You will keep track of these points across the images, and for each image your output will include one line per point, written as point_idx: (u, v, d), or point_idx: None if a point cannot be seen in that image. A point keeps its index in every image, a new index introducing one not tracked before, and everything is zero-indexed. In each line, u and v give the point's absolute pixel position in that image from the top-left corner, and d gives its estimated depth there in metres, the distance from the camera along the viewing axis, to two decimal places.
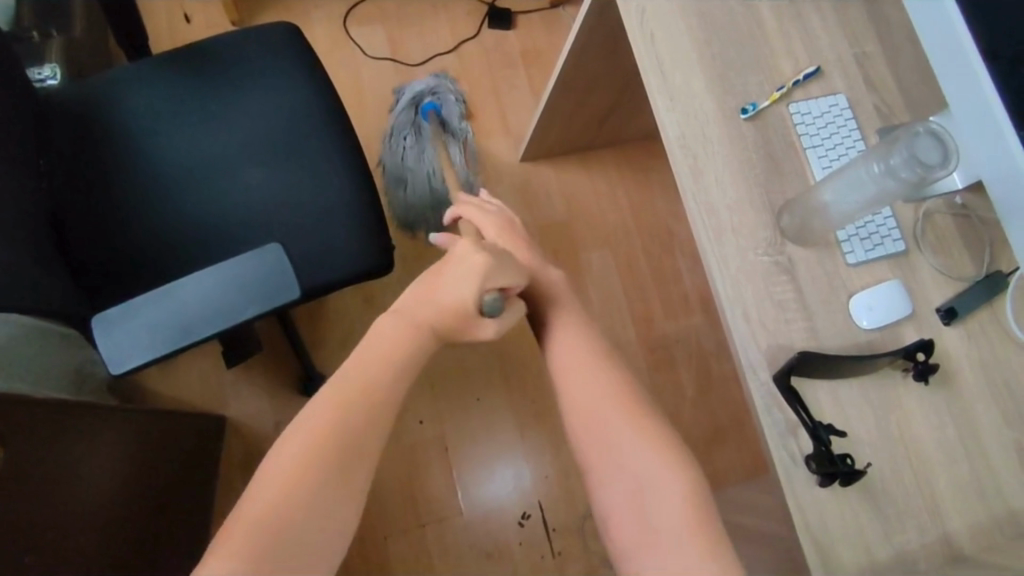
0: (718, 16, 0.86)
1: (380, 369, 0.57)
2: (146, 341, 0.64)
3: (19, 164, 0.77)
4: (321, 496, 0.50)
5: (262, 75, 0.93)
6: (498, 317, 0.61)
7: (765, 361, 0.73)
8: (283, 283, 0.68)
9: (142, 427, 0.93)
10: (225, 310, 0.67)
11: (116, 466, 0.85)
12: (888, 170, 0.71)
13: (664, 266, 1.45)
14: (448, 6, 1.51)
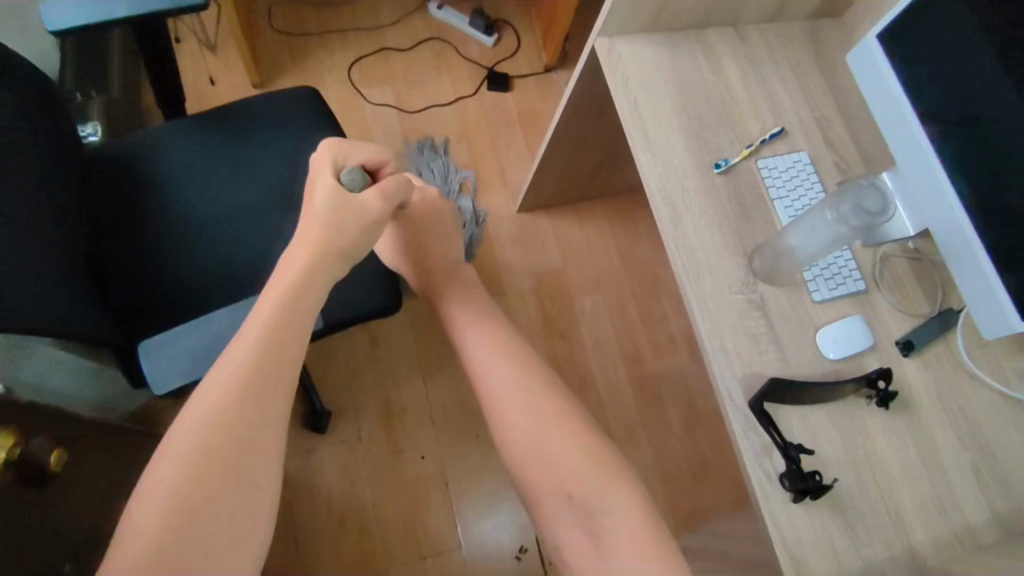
0: (693, 84, 0.98)
1: (272, 328, 0.62)
2: (187, 365, 0.71)
3: (66, 206, 0.84)
4: (235, 452, 0.54)
5: (287, 134, 1.03)
6: (363, 185, 0.76)
7: (741, 388, 0.81)
8: None
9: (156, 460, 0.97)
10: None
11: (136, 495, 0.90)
12: (840, 217, 0.82)
13: (652, 308, 1.54)
14: (451, 71, 1.64)
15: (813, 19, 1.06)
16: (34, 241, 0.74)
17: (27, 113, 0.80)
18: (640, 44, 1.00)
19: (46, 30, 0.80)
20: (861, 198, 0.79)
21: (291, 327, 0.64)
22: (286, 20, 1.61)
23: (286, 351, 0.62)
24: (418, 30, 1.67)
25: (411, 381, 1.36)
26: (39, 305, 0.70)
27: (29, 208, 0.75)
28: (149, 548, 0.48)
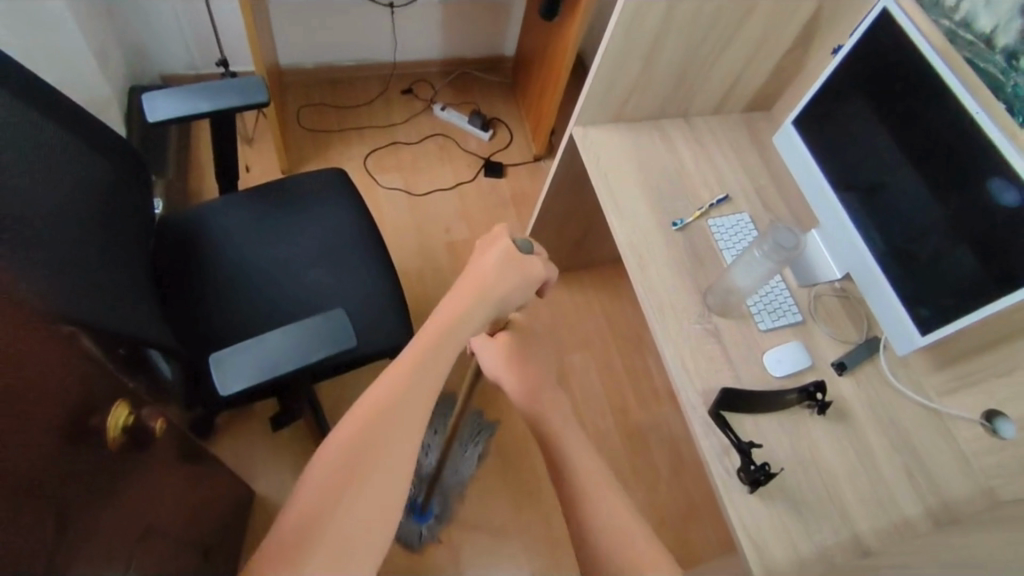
0: (653, 162, 1.21)
1: (420, 351, 0.76)
2: (245, 374, 0.84)
3: (141, 249, 0.99)
4: (376, 440, 0.67)
5: (320, 204, 1.22)
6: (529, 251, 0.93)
7: (702, 400, 0.97)
8: (342, 335, 0.89)
9: (204, 491, 1.07)
10: (303, 352, 0.86)
11: (192, 516, 1.01)
12: (766, 254, 0.99)
13: (635, 363, 1.70)
14: (453, 160, 1.90)
15: (749, 112, 1.32)
16: (119, 272, 0.89)
17: (124, 175, 0.97)
18: (609, 132, 1.24)
19: (148, 120, 1.03)
20: (779, 237, 0.97)
21: (436, 353, 0.77)
22: (313, 119, 1.88)
23: (429, 370, 0.75)
24: (425, 127, 1.94)
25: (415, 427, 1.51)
26: (121, 318, 0.83)
27: (117, 247, 0.91)
28: (294, 519, 0.60)
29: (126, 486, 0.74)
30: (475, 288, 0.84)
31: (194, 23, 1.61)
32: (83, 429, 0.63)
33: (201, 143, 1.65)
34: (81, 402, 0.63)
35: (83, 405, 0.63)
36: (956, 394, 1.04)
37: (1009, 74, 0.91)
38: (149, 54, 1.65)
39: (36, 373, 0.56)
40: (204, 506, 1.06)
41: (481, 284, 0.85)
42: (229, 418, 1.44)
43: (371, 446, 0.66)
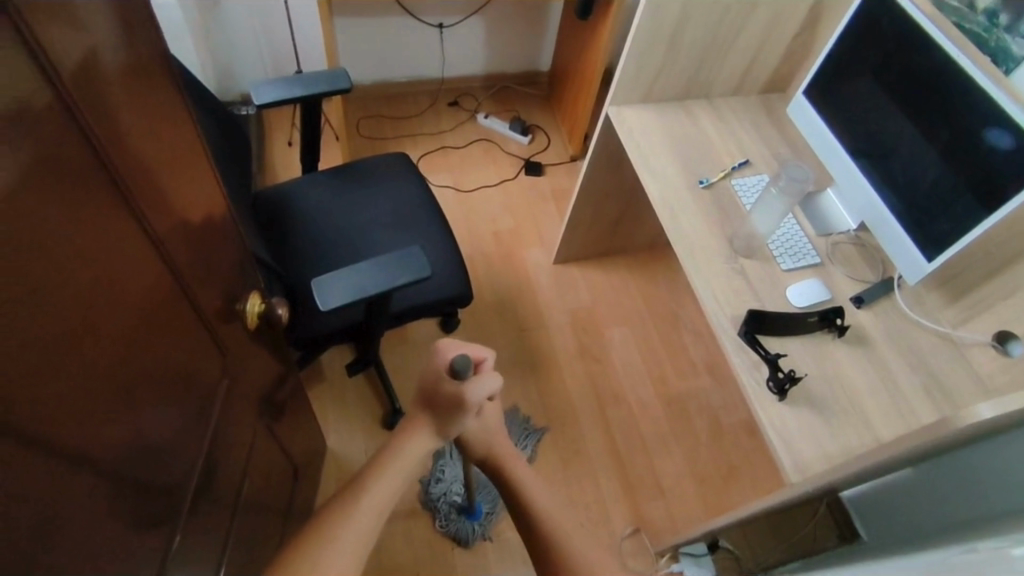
0: (681, 135, 1.37)
1: (381, 477, 0.78)
2: (343, 292, 0.98)
3: (237, 200, 1.14)
4: (320, 538, 0.70)
5: (391, 180, 1.35)
6: (466, 367, 0.81)
7: (732, 325, 1.10)
8: (419, 264, 1.03)
9: (295, 425, 1.24)
10: (388, 277, 1.01)
11: (283, 443, 1.18)
12: (780, 189, 1.17)
13: (672, 338, 1.81)
14: (497, 161, 2.09)
15: (766, 93, 1.48)
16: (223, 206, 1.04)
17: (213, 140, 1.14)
18: (641, 111, 1.41)
19: (256, 103, 1.23)
20: (793, 172, 1.16)
21: (395, 482, 0.79)
22: (371, 129, 2.10)
23: (384, 492, 0.77)
24: (470, 134, 2.15)
25: None
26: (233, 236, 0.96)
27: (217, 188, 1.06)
28: None
29: (243, 375, 0.91)
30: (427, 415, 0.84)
31: (274, 45, 1.86)
32: (229, 311, 0.82)
33: (277, 149, 1.88)
34: (229, 309, 0.83)
35: (226, 340, 0.83)
36: (970, 323, 1.12)
37: (991, 31, 1.05)
38: (235, 74, 1.90)
39: (196, 326, 0.74)
40: (292, 435, 1.23)
41: (429, 405, 0.84)
42: (305, 383, 1.60)
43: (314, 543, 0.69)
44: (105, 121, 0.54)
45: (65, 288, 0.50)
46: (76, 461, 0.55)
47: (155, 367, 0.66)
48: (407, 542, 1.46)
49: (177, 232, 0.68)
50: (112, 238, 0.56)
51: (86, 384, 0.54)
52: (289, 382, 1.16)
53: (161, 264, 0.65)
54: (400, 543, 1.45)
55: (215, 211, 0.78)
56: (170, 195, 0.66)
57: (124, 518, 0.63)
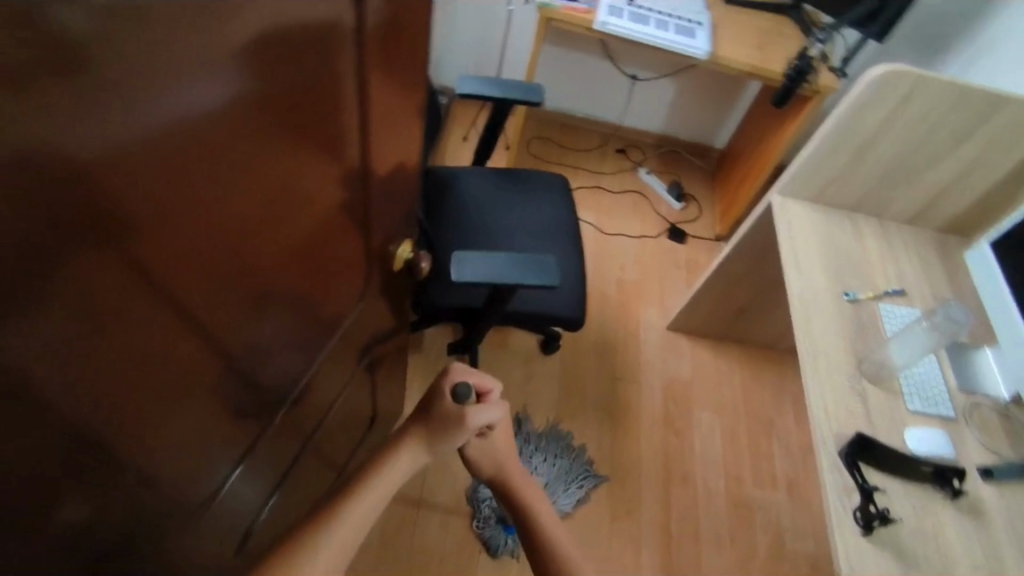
0: (840, 244, 1.33)
1: (379, 485, 0.83)
2: (474, 273, 1.03)
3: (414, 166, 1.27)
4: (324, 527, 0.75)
5: (546, 197, 1.43)
6: (467, 394, 0.84)
7: (835, 443, 1.05)
8: (550, 272, 1.05)
9: (386, 379, 1.33)
10: (519, 275, 1.04)
11: (372, 391, 1.26)
12: (932, 324, 1.09)
13: (761, 443, 1.72)
14: (644, 215, 2.12)
15: (947, 233, 1.40)
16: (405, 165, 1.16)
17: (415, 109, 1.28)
18: (807, 208, 1.39)
19: (459, 90, 1.36)
20: (952, 312, 1.08)
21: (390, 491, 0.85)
22: (539, 150, 2.22)
23: (383, 499, 0.83)
24: (627, 183, 2.20)
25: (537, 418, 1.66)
26: None
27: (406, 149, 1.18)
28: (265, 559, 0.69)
29: (369, 313, 1.01)
30: (421, 437, 0.88)
31: (484, 52, 2.05)
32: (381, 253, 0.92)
33: (452, 140, 2.04)
34: (381, 252, 0.92)
35: (365, 272, 0.92)
36: None
37: None
38: (442, 66, 2.11)
39: (325, 273, 0.79)
40: (380, 387, 1.32)
41: (424, 426, 0.89)
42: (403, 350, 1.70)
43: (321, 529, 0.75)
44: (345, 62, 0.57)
45: (245, 200, 0.54)
46: (199, 355, 0.59)
47: (284, 294, 0.71)
48: (438, 529, 1.49)
49: (363, 170, 0.74)
50: (298, 170, 0.60)
51: (234, 288, 0.59)
52: (396, 338, 1.25)
53: (335, 192, 0.70)
54: (433, 528, 1.49)
55: (402, 164, 0.86)
56: (373, 140, 0.72)
57: (221, 409, 0.68)
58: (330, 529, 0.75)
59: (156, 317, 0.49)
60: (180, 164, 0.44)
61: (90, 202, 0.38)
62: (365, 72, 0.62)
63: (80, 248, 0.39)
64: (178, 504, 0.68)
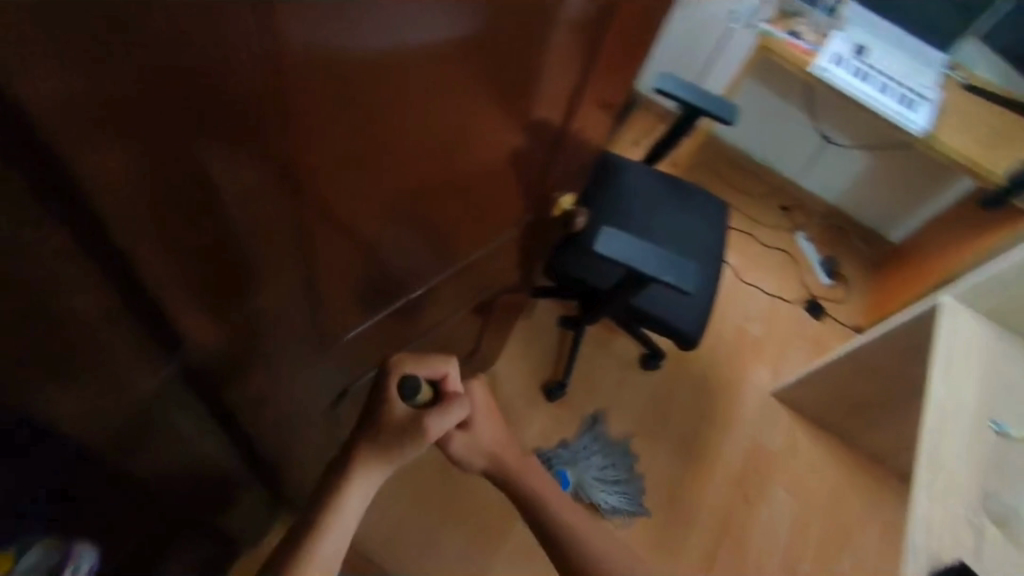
0: (1011, 372, 1.17)
1: (346, 505, 0.71)
2: (618, 250, 1.02)
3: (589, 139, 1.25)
4: (314, 536, 0.69)
5: (706, 210, 1.37)
6: (416, 389, 0.72)
7: (928, 565, 0.95)
8: (691, 276, 1.02)
9: (487, 332, 1.33)
10: (658, 268, 1.02)
11: (477, 334, 1.28)
12: None
13: (834, 552, 1.51)
14: (785, 278, 1.93)
15: None
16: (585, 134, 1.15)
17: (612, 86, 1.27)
18: (984, 320, 1.24)
19: (654, 83, 1.32)
20: None
21: (358, 507, 0.73)
22: (700, 177, 2.10)
23: (347, 520, 0.71)
24: (779, 239, 2.02)
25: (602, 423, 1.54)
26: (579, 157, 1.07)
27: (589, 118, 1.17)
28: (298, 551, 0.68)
29: (509, 255, 1.02)
30: (376, 457, 0.73)
31: None
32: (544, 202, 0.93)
33: (621, 144, 2.07)
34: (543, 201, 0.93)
35: (523, 215, 0.91)
36: None
37: None
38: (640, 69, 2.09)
39: (456, 231, 0.77)
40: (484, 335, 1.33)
41: (376, 436, 0.74)
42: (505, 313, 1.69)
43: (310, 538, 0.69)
44: (585, 27, 0.55)
45: (427, 139, 0.52)
46: (322, 266, 0.58)
47: (413, 237, 0.69)
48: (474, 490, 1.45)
49: (556, 127, 0.72)
50: (486, 130, 0.59)
51: (375, 215, 0.58)
52: (515, 292, 1.25)
53: (518, 146, 0.69)
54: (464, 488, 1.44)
55: (593, 126, 0.84)
56: (578, 98, 0.70)
57: (342, 312, 0.70)
58: (326, 536, 0.69)
59: (326, 213, 0.51)
60: (404, 91, 0.43)
61: (320, 103, 0.39)
62: (597, 38, 0.59)
63: (294, 140, 0.40)
64: (275, 383, 0.70)
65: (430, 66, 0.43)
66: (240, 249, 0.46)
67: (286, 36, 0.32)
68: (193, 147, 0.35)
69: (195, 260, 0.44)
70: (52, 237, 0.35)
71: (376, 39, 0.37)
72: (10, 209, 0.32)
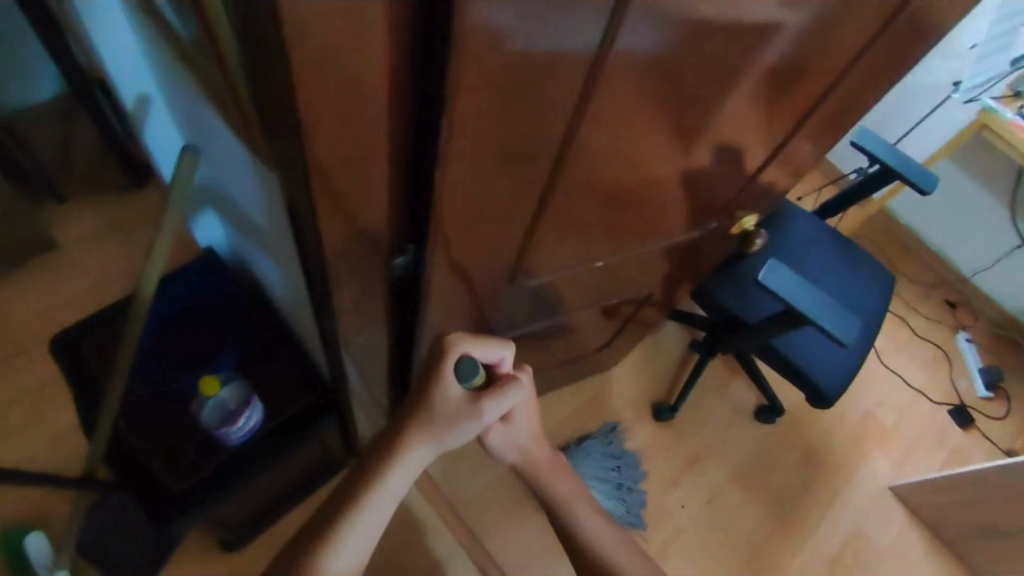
0: None
1: (385, 487, 0.73)
2: (782, 285, 1.00)
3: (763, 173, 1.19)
4: (353, 510, 0.71)
5: None
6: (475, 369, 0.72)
7: None
8: (850, 329, 0.99)
9: (606, 337, 1.30)
10: (819, 313, 0.99)
11: (600, 336, 1.28)
12: None
13: None
14: (936, 374, 1.71)
15: None
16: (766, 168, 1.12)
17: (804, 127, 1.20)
18: None
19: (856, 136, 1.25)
20: None
21: (398, 489, 0.75)
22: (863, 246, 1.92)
23: (389, 499, 0.74)
24: (938, 330, 1.80)
25: (700, 462, 1.48)
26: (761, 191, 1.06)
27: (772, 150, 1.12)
28: (337, 517, 0.71)
29: (659, 261, 1.01)
30: (418, 439, 0.73)
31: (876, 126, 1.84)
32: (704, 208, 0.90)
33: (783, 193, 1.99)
34: (704, 207, 0.90)
35: (681, 216, 0.89)
36: None
37: None
38: None
39: (604, 240, 0.83)
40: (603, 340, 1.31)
41: (422, 416, 0.73)
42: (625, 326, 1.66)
43: (349, 511, 0.71)
44: (782, 50, 0.60)
45: (625, 134, 0.60)
46: (498, 235, 0.66)
47: (570, 234, 0.76)
48: None
49: (734, 139, 0.75)
50: (666, 140, 0.66)
51: (554, 203, 0.65)
52: (659, 308, 1.26)
53: (699, 153, 0.73)
54: None
55: (781, 152, 0.84)
56: (765, 113, 0.72)
57: (487, 282, 0.77)
58: (364, 511, 0.71)
59: (531, 186, 0.60)
60: (620, 92, 0.52)
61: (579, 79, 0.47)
62: (789, 60, 0.63)
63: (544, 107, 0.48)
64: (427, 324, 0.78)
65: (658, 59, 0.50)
66: (465, 204, 0.55)
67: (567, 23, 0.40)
68: (482, 95, 0.43)
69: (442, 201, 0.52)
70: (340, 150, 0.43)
71: (623, 40, 0.45)
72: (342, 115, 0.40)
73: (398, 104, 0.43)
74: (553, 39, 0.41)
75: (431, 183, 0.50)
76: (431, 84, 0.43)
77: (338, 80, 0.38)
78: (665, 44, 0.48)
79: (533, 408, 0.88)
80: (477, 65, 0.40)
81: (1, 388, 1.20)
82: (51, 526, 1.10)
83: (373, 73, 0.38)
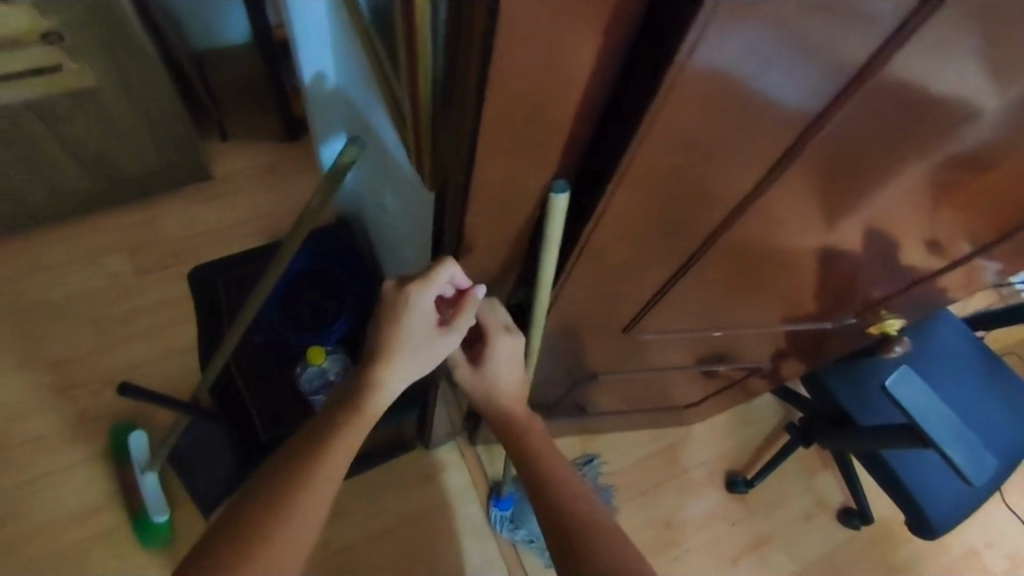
0: None
1: (362, 399, 0.65)
2: (911, 398, 0.89)
3: None
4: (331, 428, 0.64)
5: None
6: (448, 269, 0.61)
7: None
8: (982, 470, 0.87)
9: (701, 395, 1.24)
10: (948, 439, 0.88)
11: (692, 393, 1.22)
12: None
13: None
14: None
15: None
16: None
17: None
18: None
19: None
20: None
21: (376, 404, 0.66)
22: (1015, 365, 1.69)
23: (364, 416, 0.65)
24: None
25: (765, 546, 1.39)
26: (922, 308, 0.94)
27: None
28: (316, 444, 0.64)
29: (777, 339, 0.95)
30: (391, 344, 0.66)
31: None
32: (843, 295, 0.83)
33: None
34: (846, 293, 0.82)
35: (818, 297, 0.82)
36: None
37: None
38: None
39: (735, 304, 0.81)
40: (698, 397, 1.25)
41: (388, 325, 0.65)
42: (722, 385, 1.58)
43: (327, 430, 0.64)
44: (988, 149, 0.55)
45: (796, 202, 0.58)
46: (636, 267, 0.66)
47: (705, 289, 0.75)
48: None
49: (896, 235, 0.69)
50: (837, 219, 0.63)
51: (702, 251, 0.64)
52: (764, 381, 1.18)
53: (855, 243, 0.69)
54: None
55: (950, 256, 0.75)
56: (940, 215, 0.66)
57: (602, 311, 0.77)
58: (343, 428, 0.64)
59: (684, 231, 0.60)
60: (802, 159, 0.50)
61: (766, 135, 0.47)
62: (986, 169, 0.58)
63: (722, 156, 0.48)
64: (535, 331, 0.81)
65: (856, 133, 0.48)
66: (615, 231, 0.57)
67: (778, 76, 0.41)
68: (669, 131, 0.44)
69: (599, 218, 0.54)
70: (515, 156, 0.46)
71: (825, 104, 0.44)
72: (527, 126, 0.44)
73: (589, 122, 0.45)
74: (757, 93, 0.42)
75: (598, 199, 0.52)
76: (626, 113, 0.45)
77: (534, 91, 0.41)
78: (871, 115, 0.46)
79: (519, 358, 0.75)
80: (677, 104, 0.41)
81: (144, 294, 1.35)
82: (152, 429, 1.23)
83: (574, 93, 0.42)
